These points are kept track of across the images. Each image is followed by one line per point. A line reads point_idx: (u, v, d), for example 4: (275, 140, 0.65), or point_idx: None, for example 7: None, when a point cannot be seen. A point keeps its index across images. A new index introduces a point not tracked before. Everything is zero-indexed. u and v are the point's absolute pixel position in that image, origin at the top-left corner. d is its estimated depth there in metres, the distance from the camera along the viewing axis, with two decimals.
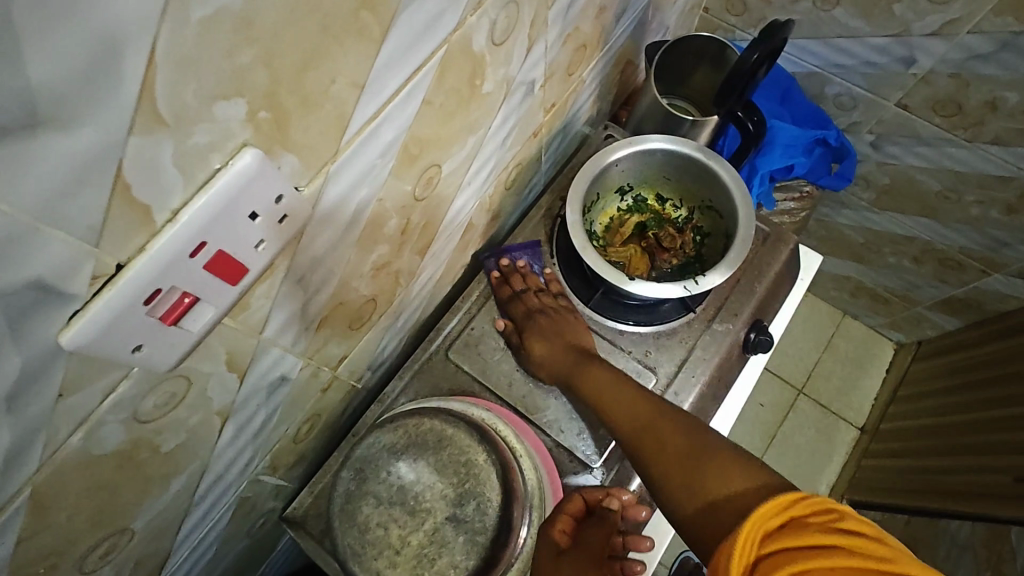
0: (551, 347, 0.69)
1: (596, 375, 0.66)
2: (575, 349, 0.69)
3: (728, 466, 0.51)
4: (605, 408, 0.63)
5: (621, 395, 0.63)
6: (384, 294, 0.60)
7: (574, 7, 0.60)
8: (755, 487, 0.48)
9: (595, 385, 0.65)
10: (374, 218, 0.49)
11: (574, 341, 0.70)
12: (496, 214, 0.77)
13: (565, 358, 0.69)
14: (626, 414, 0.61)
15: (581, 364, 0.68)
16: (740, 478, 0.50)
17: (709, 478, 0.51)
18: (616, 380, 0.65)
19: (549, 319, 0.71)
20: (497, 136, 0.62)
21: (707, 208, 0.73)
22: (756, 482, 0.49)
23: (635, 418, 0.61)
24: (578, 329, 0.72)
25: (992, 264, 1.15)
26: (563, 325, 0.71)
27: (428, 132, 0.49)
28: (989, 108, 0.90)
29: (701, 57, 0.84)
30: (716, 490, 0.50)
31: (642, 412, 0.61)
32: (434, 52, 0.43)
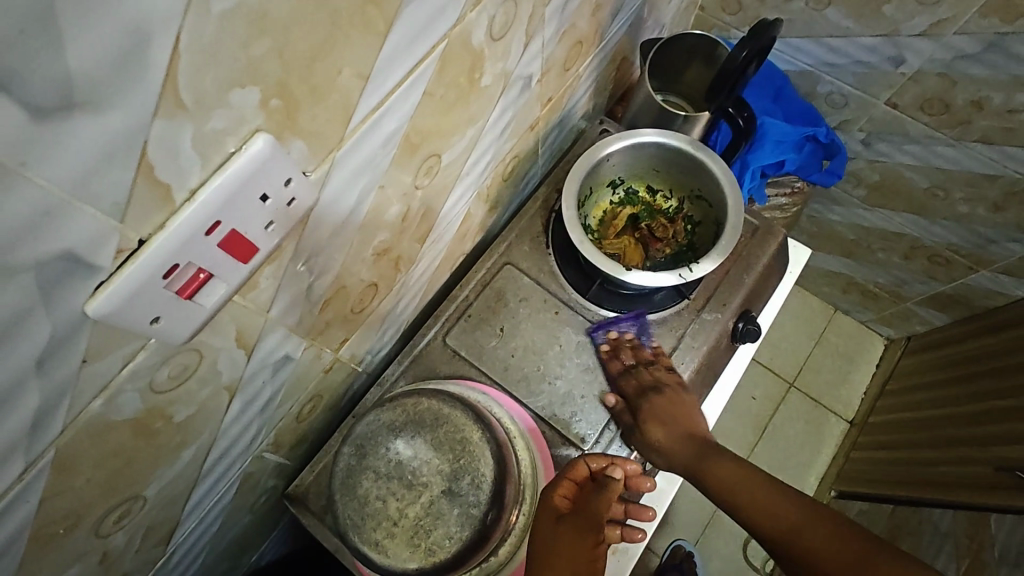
0: (671, 433, 0.70)
1: (715, 460, 0.68)
2: (694, 436, 0.71)
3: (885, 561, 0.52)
4: (726, 493, 0.65)
5: (737, 479, 0.65)
6: (385, 279, 0.63)
7: (571, 4, 0.62)
8: None
9: (711, 471, 0.67)
10: (376, 205, 0.52)
11: (693, 427, 0.71)
12: (494, 206, 0.79)
13: (685, 444, 0.70)
14: (747, 501, 0.63)
15: (703, 452, 0.69)
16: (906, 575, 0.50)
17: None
18: (731, 463, 0.67)
19: (666, 401, 0.71)
20: (495, 128, 0.64)
21: (696, 197, 0.75)
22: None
23: (757, 504, 0.63)
24: (692, 410, 0.72)
25: (978, 261, 1.17)
26: (680, 410, 0.72)
27: (429, 123, 0.51)
28: (975, 107, 0.92)
29: (694, 55, 0.86)
30: None
31: (766, 497, 0.62)
32: (435, 46, 0.45)
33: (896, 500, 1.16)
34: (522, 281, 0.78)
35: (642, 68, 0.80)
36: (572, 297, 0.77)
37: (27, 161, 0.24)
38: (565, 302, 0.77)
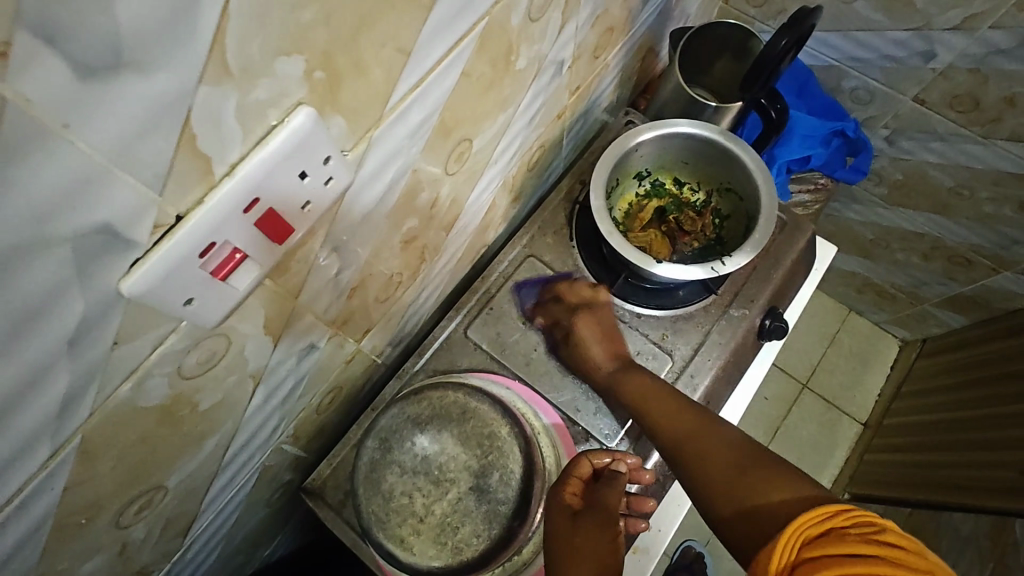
0: (595, 348, 0.69)
1: (630, 374, 0.66)
2: (617, 353, 0.69)
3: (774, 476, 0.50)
4: (637, 404, 0.64)
5: (651, 388, 0.64)
6: (410, 269, 0.61)
7: None
8: (805, 498, 0.47)
9: (627, 382, 0.66)
10: (407, 189, 0.50)
11: (614, 346, 0.70)
12: (517, 197, 0.77)
13: (606, 359, 0.69)
14: (655, 407, 0.62)
15: (621, 366, 0.67)
16: (792, 489, 0.48)
17: (756, 489, 0.50)
18: (644, 376, 0.65)
19: (590, 319, 0.70)
20: (524, 114, 0.62)
21: (726, 190, 0.74)
22: (807, 495, 0.47)
23: (664, 411, 0.62)
24: (615, 329, 0.71)
25: (1002, 263, 1.16)
26: (607, 329, 0.71)
27: (464, 105, 0.49)
28: (1007, 104, 0.90)
29: (724, 46, 0.84)
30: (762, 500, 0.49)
31: (674, 407, 0.62)
32: (475, 24, 0.43)
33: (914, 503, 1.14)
34: (546, 274, 0.77)
35: (671, 57, 0.78)
36: None
37: (69, 124, 0.22)
38: None
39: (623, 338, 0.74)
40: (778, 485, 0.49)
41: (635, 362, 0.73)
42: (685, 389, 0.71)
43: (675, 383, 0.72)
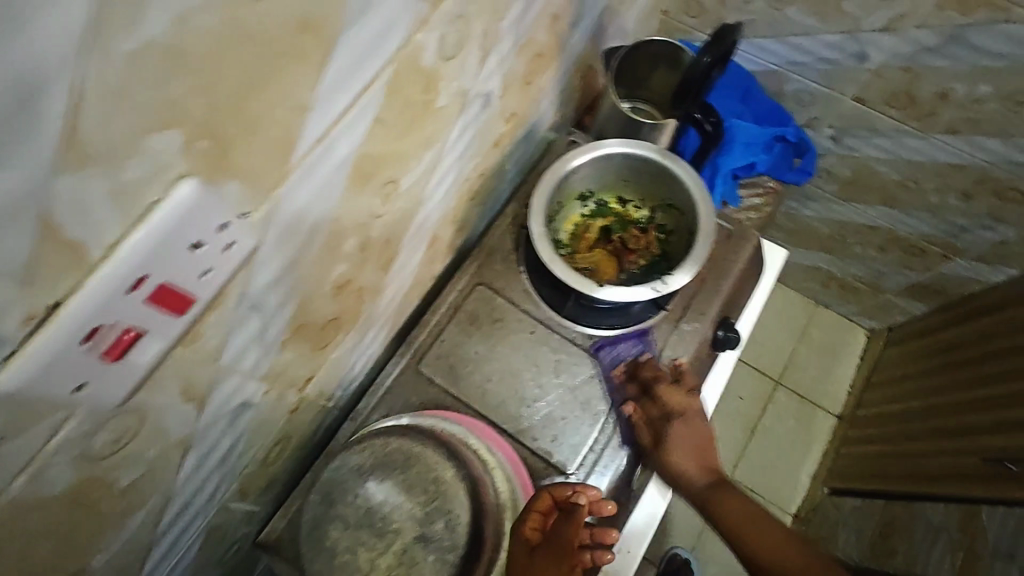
0: (692, 462, 0.72)
1: (725, 491, 0.73)
2: (708, 465, 0.74)
3: None
4: (734, 523, 0.71)
5: (746, 510, 0.72)
6: (349, 312, 0.60)
7: (527, 18, 0.60)
8: None
9: (725, 503, 0.72)
10: (331, 238, 0.49)
11: (704, 456, 0.74)
12: (462, 225, 0.77)
13: (700, 474, 0.73)
14: (752, 533, 0.71)
15: (717, 484, 0.73)
16: None
17: None
18: (740, 497, 0.73)
19: (684, 428, 0.72)
20: (455, 148, 0.62)
21: (668, 207, 0.74)
22: None
23: (760, 535, 0.70)
24: (703, 432, 0.74)
25: (954, 250, 1.18)
26: (694, 435, 0.73)
27: (382, 149, 0.48)
28: (940, 99, 0.92)
29: (658, 61, 0.85)
30: None
31: (766, 527, 0.71)
32: (382, 71, 0.42)
33: (889, 494, 1.14)
34: (496, 302, 0.76)
35: (606, 77, 0.78)
36: (548, 314, 0.75)
37: None
38: (540, 320, 0.75)
39: (577, 361, 0.73)
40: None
41: (590, 386, 0.72)
42: (641, 409, 0.72)
43: (631, 402, 0.72)
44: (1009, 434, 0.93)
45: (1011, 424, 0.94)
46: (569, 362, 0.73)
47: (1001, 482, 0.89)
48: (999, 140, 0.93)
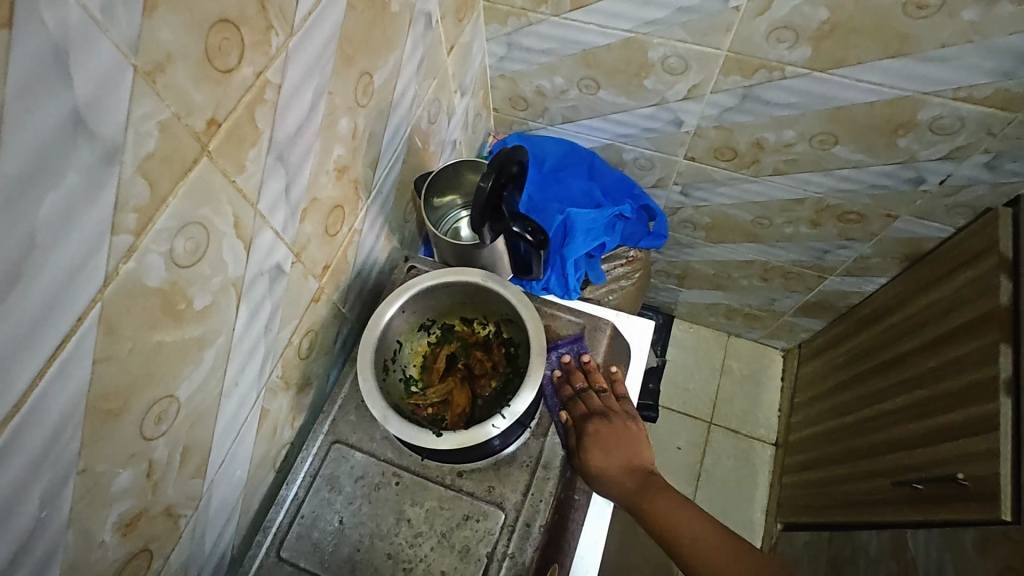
0: (617, 463, 0.71)
1: (656, 495, 0.70)
2: (637, 468, 0.72)
3: None
4: (661, 527, 0.69)
5: (675, 516, 0.69)
6: (157, 535, 0.54)
7: (296, 184, 0.58)
8: None
9: (655, 504, 0.69)
10: (87, 489, 0.44)
11: (633, 459, 0.72)
12: (302, 385, 0.72)
13: (628, 475, 0.71)
14: (688, 543, 0.67)
15: (645, 486, 0.70)
16: None
17: None
18: (674, 500, 0.70)
19: (611, 428, 0.73)
20: (252, 329, 0.58)
21: (509, 321, 0.72)
22: None
23: (694, 538, 0.67)
24: (636, 438, 0.74)
25: (825, 269, 1.22)
26: (625, 441, 0.73)
27: (124, 379, 0.44)
28: (758, 147, 0.97)
29: (462, 171, 0.90)
30: None
31: (699, 530, 0.68)
32: (83, 316, 0.39)
33: (829, 526, 1.10)
34: (354, 458, 0.71)
35: (420, 200, 0.85)
36: (411, 459, 0.71)
37: None
38: (403, 466, 0.71)
39: (450, 503, 0.68)
40: None
41: (464, 528, 0.67)
42: (524, 541, 0.66)
43: (513, 534, 0.67)
44: (910, 450, 0.93)
45: (908, 441, 0.94)
46: (439, 506, 0.68)
47: (912, 503, 0.89)
48: (822, 174, 0.98)
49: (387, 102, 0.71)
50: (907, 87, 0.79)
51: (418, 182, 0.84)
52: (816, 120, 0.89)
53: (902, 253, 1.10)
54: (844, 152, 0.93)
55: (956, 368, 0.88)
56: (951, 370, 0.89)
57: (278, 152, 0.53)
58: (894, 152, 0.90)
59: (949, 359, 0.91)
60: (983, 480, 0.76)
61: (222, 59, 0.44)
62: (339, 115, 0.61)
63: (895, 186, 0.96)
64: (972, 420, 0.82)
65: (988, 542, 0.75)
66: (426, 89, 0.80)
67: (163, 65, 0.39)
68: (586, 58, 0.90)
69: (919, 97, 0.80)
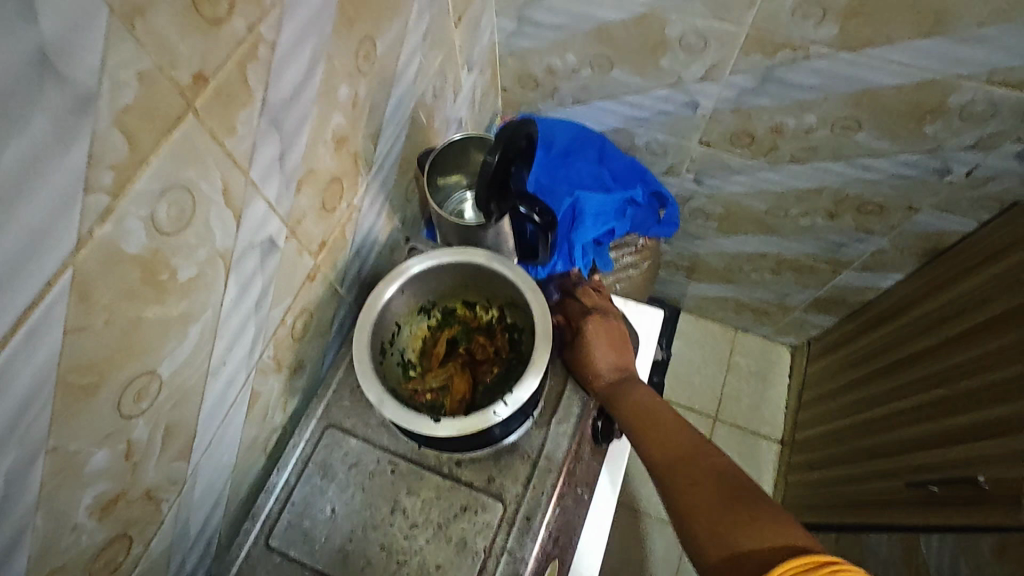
0: (604, 352, 0.72)
1: (634, 387, 0.69)
2: (624, 367, 0.72)
3: (752, 515, 0.50)
4: (632, 415, 0.66)
5: (649, 407, 0.66)
6: (138, 519, 0.51)
7: (292, 153, 0.55)
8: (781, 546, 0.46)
9: (629, 396, 0.68)
10: (55, 471, 0.40)
11: (620, 357, 0.73)
12: (296, 367, 0.69)
13: (612, 368, 0.71)
14: (651, 431, 0.63)
15: (626, 380, 0.70)
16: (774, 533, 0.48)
17: (736, 525, 0.50)
18: (651, 396, 0.68)
19: (604, 326, 0.76)
20: (242, 305, 0.55)
21: (513, 304, 0.69)
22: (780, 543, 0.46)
23: (659, 432, 0.63)
24: (628, 339, 0.76)
25: (839, 263, 1.19)
26: (618, 339, 0.75)
27: (99, 353, 0.41)
28: (776, 133, 0.93)
29: (471, 150, 0.87)
30: (741, 538, 0.49)
31: (666, 427, 0.64)
32: (50, 283, 0.36)
33: (836, 527, 1.06)
34: (348, 444, 0.68)
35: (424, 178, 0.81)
36: (407, 447, 0.68)
37: None
38: (400, 455, 0.68)
39: (448, 494, 0.65)
40: (769, 528, 0.48)
41: (462, 521, 0.64)
42: (523, 536, 0.63)
43: (512, 528, 0.63)
44: (926, 451, 0.89)
45: (924, 442, 0.91)
46: (436, 498, 0.65)
47: (927, 505, 0.85)
48: (842, 162, 0.95)
49: (391, 72, 0.67)
50: (938, 68, 0.75)
51: (421, 159, 0.80)
52: (840, 104, 0.85)
53: (921, 248, 1.06)
54: (867, 138, 0.89)
55: (977, 366, 0.85)
56: (972, 369, 0.86)
57: (272, 116, 0.50)
58: (921, 140, 0.86)
59: (970, 358, 0.87)
60: (1003, 483, 0.72)
61: (210, 8, 0.40)
62: (339, 82, 0.58)
63: (919, 176, 0.92)
64: (994, 419, 0.78)
65: (1008, 547, 0.70)
66: (431, 62, 0.77)
67: (143, 9, 0.36)
68: (600, 35, 0.87)
69: (950, 80, 0.76)
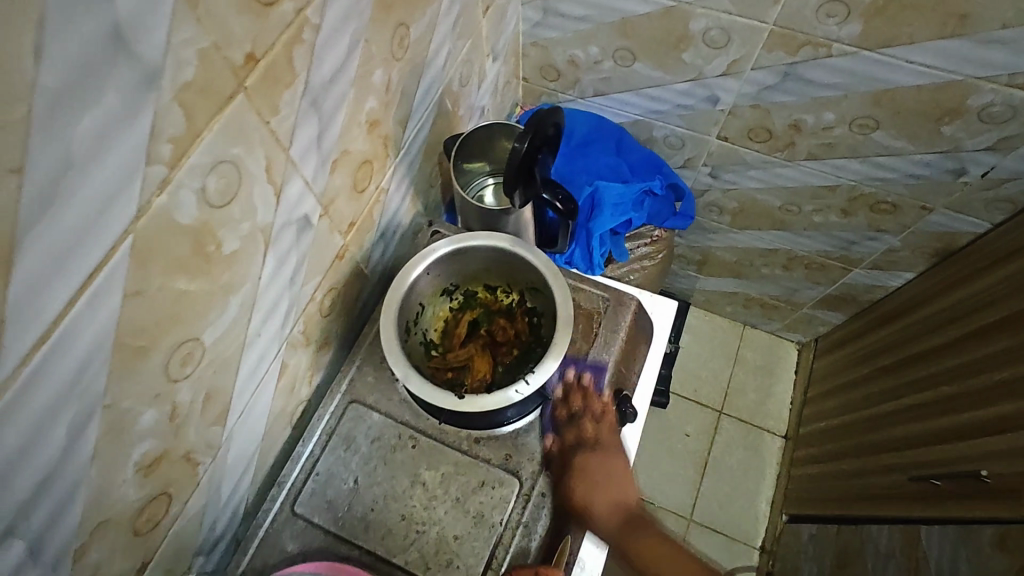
0: (602, 501, 0.67)
1: (637, 531, 0.69)
2: (620, 505, 0.69)
3: None
4: (641, 557, 0.69)
5: (652, 542, 0.69)
6: (177, 479, 0.53)
7: (328, 134, 0.57)
8: None
9: (635, 542, 0.68)
10: (110, 427, 0.43)
11: (617, 493, 0.69)
12: (322, 343, 0.72)
13: (611, 512, 0.68)
14: (660, 563, 0.69)
15: (629, 525, 0.68)
16: None
17: None
18: (653, 531, 0.70)
19: (596, 461, 0.69)
20: (277, 279, 0.57)
21: (534, 290, 0.71)
22: None
23: (666, 561, 0.69)
24: (622, 469, 0.70)
25: (850, 261, 1.20)
26: (610, 475, 0.69)
27: (152, 317, 0.43)
28: (794, 130, 0.94)
29: (494, 137, 0.89)
30: None
31: (667, 552, 0.70)
32: (115, 248, 0.38)
33: (839, 519, 1.08)
34: (370, 418, 0.71)
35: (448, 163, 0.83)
36: (428, 423, 0.70)
37: None
38: (420, 430, 0.70)
39: (466, 469, 0.68)
40: None
41: (480, 495, 0.67)
42: (539, 511, 0.66)
43: (528, 504, 0.66)
44: (930, 447, 0.91)
45: (927, 438, 0.93)
46: (455, 472, 0.68)
47: (930, 499, 0.87)
48: (858, 160, 0.96)
49: (422, 58, 0.69)
50: (959, 69, 0.76)
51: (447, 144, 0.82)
52: (859, 103, 0.86)
53: (933, 247, 1.07)
54: (884, 137, 0.90)
55: (984, 365, 0.86)
56: (979, 368, 0.87)
57: (313, 97, 0.52)
58: (938, 140, 0.87)
59: (976, 358, 0.89)
60: (1007, 478, 0.74)
61: None
62: (374, 66, 0.60)
63: (934, 176, 0.93)
64: (998, 417, 0.80)
65: (1007, 540, 0.72)
66: (459, 49, 0.78)
67: None
68: (624, 27, 0.88)
69: (970, 82, 0.77)
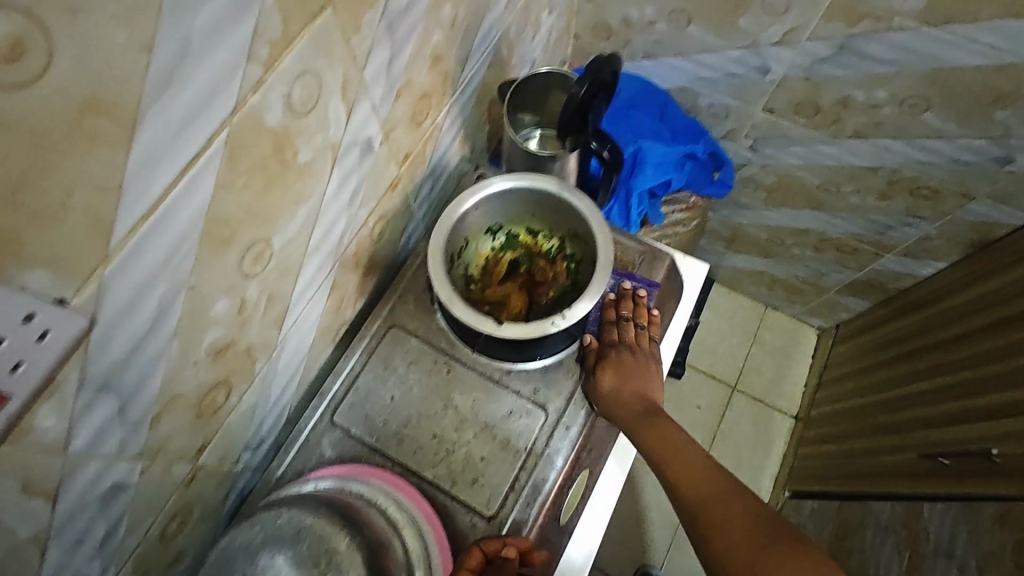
0: (623, 386, 0.70)
1: (658, 426, 0.67)
2: (647, 399, 0.71)
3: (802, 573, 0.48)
4: (657, 458, 0.65)
5: (674, 445, 0.64)
6: (237, 371, 0.58)
7: (397, 62, 0.59)
8: None
9: (653, 434, 0.66)
10: (191, 308, 0.47)
11: (648, 392, 0.72)
12: (369, 269, 0.75)
13: (633, 401, 0.69)
14: (681, 469, 0.62)
15: (649, 415, 0.68)
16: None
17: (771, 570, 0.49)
18: (680, 434, 0.66)
19: (631, 357, 0.72)
20: (339, 197, 0.60)
21: (575, 236, 0.73)
22: None
23: (689, 473, 0.61)
24: (654, 378, 0.73)
25: (882, 247, 1.20)
26: (638, 373, 0.72)
27: (234, 211, 0.47)
28: (843, 105, 0.94)
29: (545, 88, 0.90)
30: None
31: (693, 463, 0.62)
32: (213, 138, 0.41)
33: (844, 495, 1.11)
34: (408, 343, 0.75)
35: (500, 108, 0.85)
36: (463, 352, 0.74)
37: None
38: (456, 358, 0.74)
39: (496, 398, 0.72)
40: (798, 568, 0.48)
41: (508, 422, 0.71)
42: (562, 442, 0.70)
43: (552, 436, 0.70)
44: (942, 428, 0.93)
45: (939, 420, 0.95)
46: (486, 399, 0.72)
47: (937, 477, 0.89)
48: (903, 141, 0.96)
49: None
50: (1019, 52, 0.76)
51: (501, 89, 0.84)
52: (913, 81, 0.86)
53: (968, 238, 1.07)
54: (934, 119, 0.90)
55: (1004, 352, 0.88)
56: (999, 355, 0.88)
57: (389, 23, 0.54)
58: (988, 126, 0.87)
59: (997, 345, 0.90)
60: (1015, 457, 0.76)
61: None
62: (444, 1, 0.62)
63: (980, 163, 0.93)
64: (1013, 400, 0.82)
65: (1010, 515, 0.75)
66: None
67: None
68: None
69: None
